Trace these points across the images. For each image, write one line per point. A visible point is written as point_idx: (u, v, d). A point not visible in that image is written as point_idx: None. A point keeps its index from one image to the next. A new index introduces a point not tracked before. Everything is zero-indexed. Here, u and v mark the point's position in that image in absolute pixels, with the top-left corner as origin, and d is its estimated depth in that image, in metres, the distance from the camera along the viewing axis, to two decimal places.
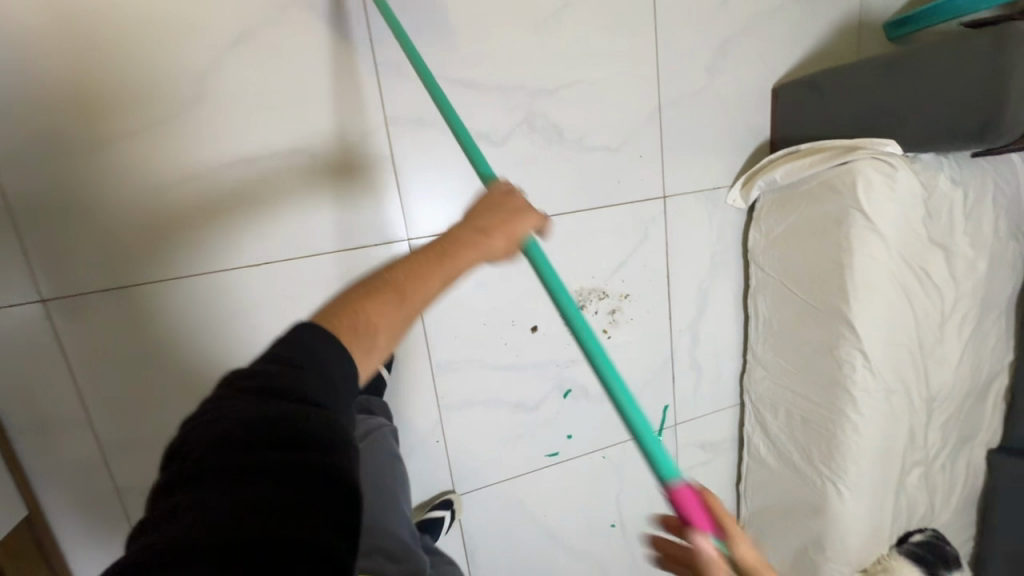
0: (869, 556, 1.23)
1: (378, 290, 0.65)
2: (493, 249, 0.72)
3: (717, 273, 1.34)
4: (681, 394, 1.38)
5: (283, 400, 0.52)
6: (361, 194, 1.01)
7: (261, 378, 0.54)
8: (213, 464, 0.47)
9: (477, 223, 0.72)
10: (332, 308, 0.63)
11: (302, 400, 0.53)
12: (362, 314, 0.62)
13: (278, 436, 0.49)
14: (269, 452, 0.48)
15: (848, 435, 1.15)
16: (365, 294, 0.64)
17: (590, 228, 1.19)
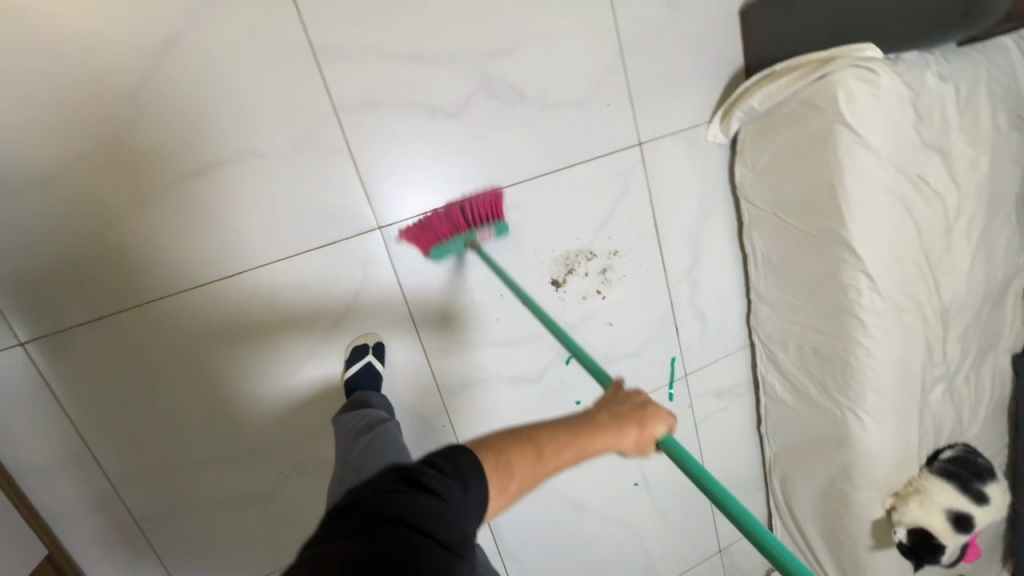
0: (899, 479, 1.19)
1: (526, 441, 0.68)
2: (623, 441, 0.70)
3: (708, 215, 1.29)
4: (687, 344, 1.35)
5: (422, 483, 0.57)
6: (322, 187, 0.98)
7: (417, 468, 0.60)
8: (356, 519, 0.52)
9: (619, 411, 0.74)
10: (487, 445, 0.67)
11: (435, 490, 0.57)
12: (510, 460, 0.65)
13: (406, 509, 0.53)
14: (397, 519, 0.52)
15: (862, 360, 1.10)
16: (514, 443, 0.67)
17: (567, 189, 1.15)
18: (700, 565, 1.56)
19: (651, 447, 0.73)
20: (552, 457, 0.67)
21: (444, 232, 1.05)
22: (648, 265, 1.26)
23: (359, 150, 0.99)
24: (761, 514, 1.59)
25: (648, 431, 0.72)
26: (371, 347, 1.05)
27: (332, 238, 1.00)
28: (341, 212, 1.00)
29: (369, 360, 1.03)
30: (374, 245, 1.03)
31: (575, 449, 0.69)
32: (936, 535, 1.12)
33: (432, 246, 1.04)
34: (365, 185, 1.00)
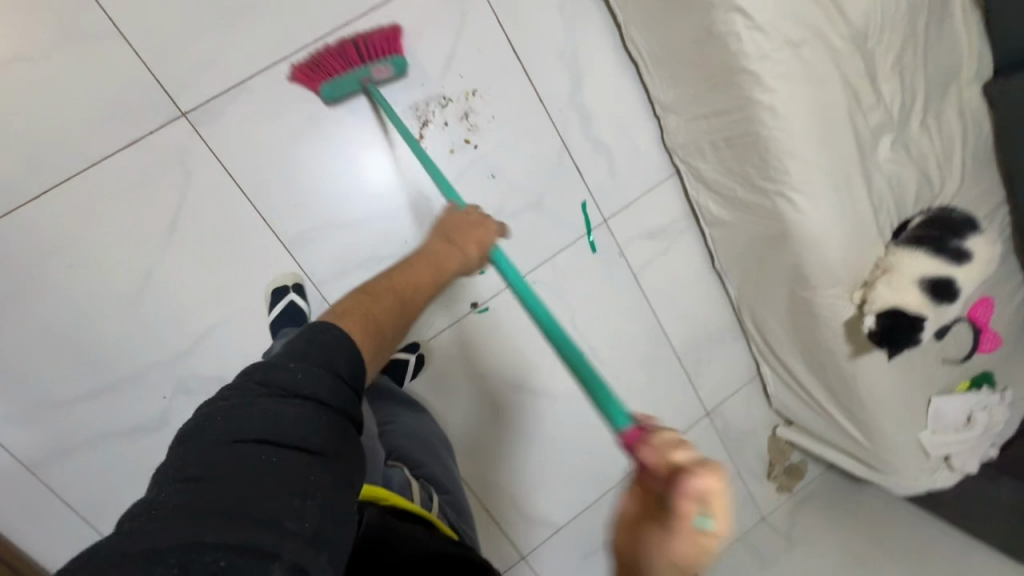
0: (862, 265, 0.99)
1: (376, 294, 0.72)
2: (469, 262, 0.82)
3: (579, 27, 1.11)
4: (596, 184, 1.19)
5: (307, 429, 0.53)
6: (107, 80, 0.90)
7: (300, 384, 0.55)
8: (220, 468, 0.49)
9: (449, 238, 0.83)
10: (345, 310, 0.66)
11: (326, 443, 0.53)
12: (375, 318, 0.67)
13: (280, 469, 0.49)
14: (264, 483, 0.48)
15: (769, 125, 0.91)
16: (371, 302, 0.70)
17: (393, 29, 1.02)
18: (689, 433, 1.40)
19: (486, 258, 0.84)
20: (413, 296, 0.76)
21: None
22: (520, 101, 1.11)
23: (131, 30, 0.90)
24: (748, 367, 1.41)
25: (478, 236, 0.83)
26: (291, 288, 1.03)
27: (137, 135, 0.93)
28: (139, 104, 0.92)
29: (292, 299, 1.01)
30: (186, 134, 0.95)
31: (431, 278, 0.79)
32: (911, 312, 0.91)
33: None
34: (153, 69, 0.92)
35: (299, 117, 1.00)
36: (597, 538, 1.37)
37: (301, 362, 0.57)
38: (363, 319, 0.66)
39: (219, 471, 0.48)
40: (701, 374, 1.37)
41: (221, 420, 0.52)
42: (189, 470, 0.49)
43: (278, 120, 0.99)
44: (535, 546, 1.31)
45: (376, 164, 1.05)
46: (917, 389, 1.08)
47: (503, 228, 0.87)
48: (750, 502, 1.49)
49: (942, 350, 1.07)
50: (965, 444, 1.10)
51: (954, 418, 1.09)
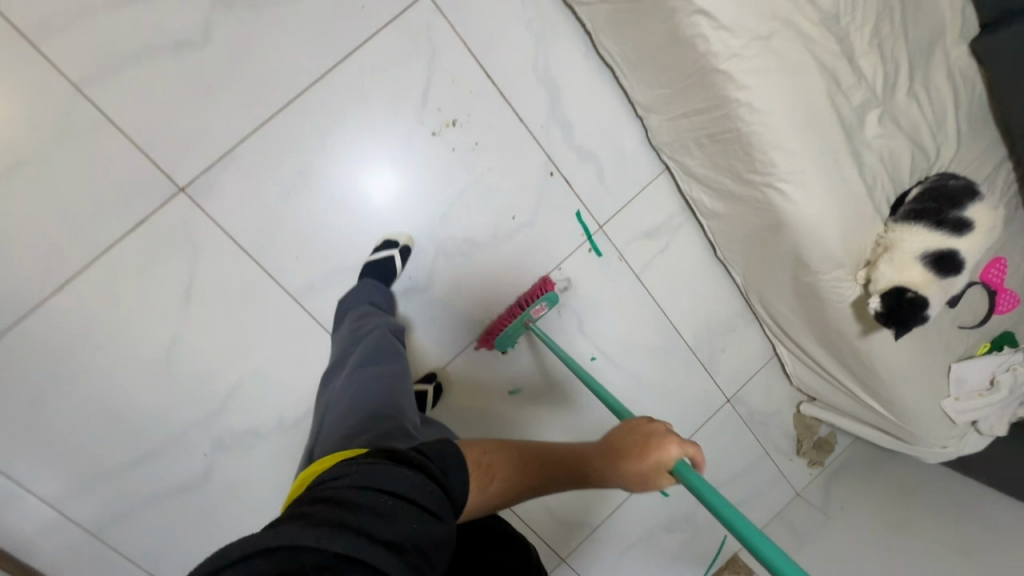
0: (863, 244, 0.98)
1: (516, 452, 0.63)
2: (624, 468, 0.61)
3: (550, 41, 1.11)
4: (587, 192, 1.20)
5: (427, 491, 0.49)
6: (106, 168, 0.95)
7: (424, 461, 0.53)
8: (346, 505, 0.45)
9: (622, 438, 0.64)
10: (482, 449, 0.61)
11: (439, 509, 0.49)
12: (488, 462, 0.59)
13: (403, 521, 0.46)
14: (386, 526, 0.44)
15: (749, 120, 0.90)
16: (503, 453, 0.61)
17: (366, 74, 1.04)
18: (712, 421, 1.41)
19: (665, 475, 0.64)
20: (538, 468, 0.62)
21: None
22: (500, 123, 1.12)
23: (120, 117, 0.94)
24: (764, 348, 1.41)
25: (650, 455, 0.61)
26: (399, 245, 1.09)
27: (142, 214, 0.98)
28: (140, 185, 0.97)
29: (392, 256, 1.07)
30: (187, 207, 0.99)
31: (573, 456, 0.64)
32: (916, 289, 0.91)
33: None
34: (146, 151, 0.96)
35: (312, 162, 1.04)
36: (635, 532, 1.40)
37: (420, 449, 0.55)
38: (479, 460, 0.59)
39: (343, 508, 0.44)
40: (717, 362, 1.38)
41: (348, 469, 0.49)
42: (309, 506, 0.45)
43: (269, 179, 1.03)
44: (574, 547, 1.35)
45: (399, 180, 1.09)
46: (934, 358, 1.07)
47: (694, 448, 0.63)
48: (783, 480, 1.50)
49: (956, 316, 1.06)
50: (993, 406, 1.08)
51: (977, 382, 1.08)
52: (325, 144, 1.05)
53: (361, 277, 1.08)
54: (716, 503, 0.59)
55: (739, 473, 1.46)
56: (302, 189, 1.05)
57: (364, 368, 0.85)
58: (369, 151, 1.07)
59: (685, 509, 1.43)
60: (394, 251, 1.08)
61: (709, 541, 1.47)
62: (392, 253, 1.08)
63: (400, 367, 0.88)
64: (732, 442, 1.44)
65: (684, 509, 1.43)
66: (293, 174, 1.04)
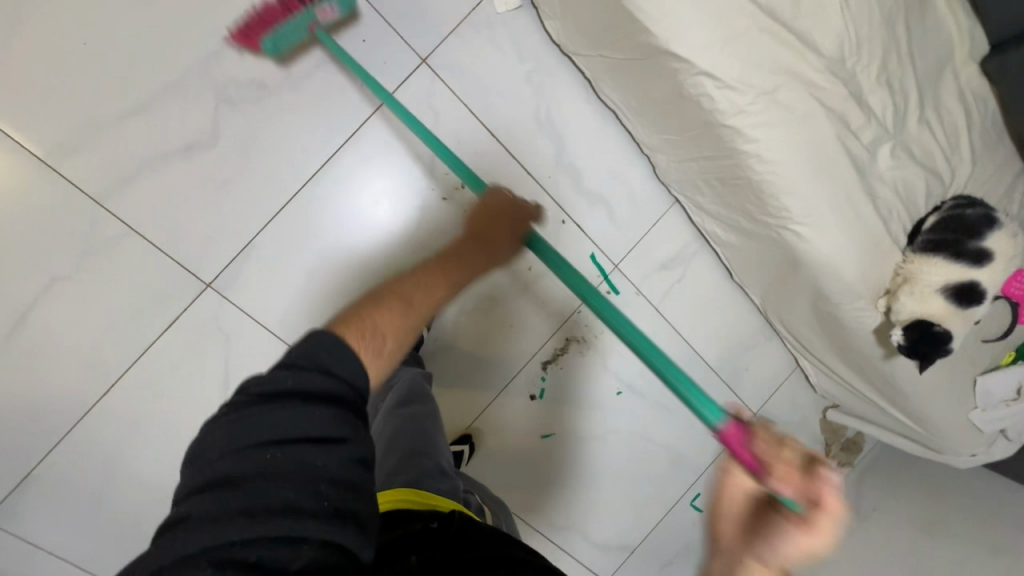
0: (882, 275, 0.98)
1: (391, 291, 0.69)
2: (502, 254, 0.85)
3: (550, 90, 1.11)
4: (600, 233, 1.21)
5: (315, 422, 0.51)
6: (134, 275, 0.98)
7: (296, 387, 0.53)
8: (233, 482, 0.48)
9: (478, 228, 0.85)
10: (351, 318, 0.63)
11: (338, 427, 0.52)
12: (377, 326, 0.63)
13: (294, 467, 0.49)
14: (287, 482, 0.49)
15: (760, 170, 0.90)
16: (388, 307, 0.66)
17: (372, 149, 1.05)
18: None
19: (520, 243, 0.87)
20: (417, 304, 0.69)
21: (274, 15, 0.91)
22: (508, 178, 1.13)
23: (143, 224, 0.96)
24: (786, 360, 1.42)
25: (512, 227, 0.85)
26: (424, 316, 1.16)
27: (175, 313, 1.01)
28: (169, 286, 0.99)
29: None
30: (215, 301, 1.02)
31: (444, 275, 0.75)
32: (937, 322, 0.92)
33: (262, 38, 0.91)
34: (170, 253, 0.98)
35: (324, 222, 1.05)
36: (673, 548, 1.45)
37: (288, 367, 0.54)
38: (358, 328, 0.62)
39: (234, 476, 0.48)
40: (740, 379, 1.40)
41: (219, 434, 0.50)
42: (204, 483, 0.49)
43: (290, 264, 1.05)
44: (615, 569, 1.40)
45: (386, 201, 1.07)
46: (959, 374, 1.08)
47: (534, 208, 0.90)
48: None
49: (979, 330, 1.06)
50: (1019, 414, 1.10)
51: (1004, 393, 1.09)
52: (333, 205, 1.05)
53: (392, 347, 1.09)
54: (597, 305, 0.69)
55: None
56: (321, 252, 1.06)
57: (398, 409, 0.95)
58: (378, 202, 1.07)
59: None
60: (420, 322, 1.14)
61: None
62: None
63: (431, 412, 0.95)
64: None
65: None
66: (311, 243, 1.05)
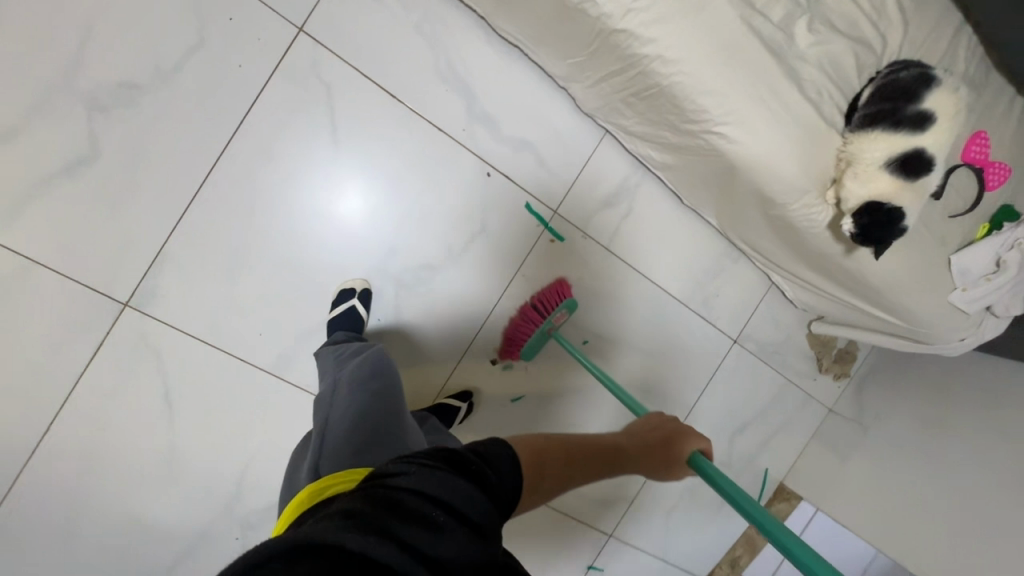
0: (826, 163, 0.90)
1: (564, 444, 0.56)
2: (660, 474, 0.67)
3: (446, 37, 1.04)
4: (532, 180, 1.14)
5: (481, 511, 0.42)
6: (46, 309, 0.94)
7: (485, 469, 0.45)
8: (399, 512, 0.39)
9: (647, 433, 0.69)
10: (528, 438, 0.54)
11: (490, 528, 0.43)
12: (546, 466, 0.52)
13: (446, 545, 0.39)
14: (437, 550, 0.38)
15: (665, 72, 0.83)
16: (557, 445, 0.55)
17: (268, 132, 0.99)
18: (724, 365, 1.37)
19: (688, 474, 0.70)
20: (578, 468, 0.56)
21: (525, 333, 1.16)
22: (421, 139, 1.07)
23: (40, 254, 0.92)
24: (758, 280, 1.35)
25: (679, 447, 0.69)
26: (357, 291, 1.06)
27: (98, 339, 0.97)
28: (86, 312, 0.96)
29: (354, 305, 1.04)
30: (138, 319, 0.98)
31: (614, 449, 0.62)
32: (888, 202, 0.85)
33: (521, 349, 1.17)
34: (77, 279, 0.95)
35: (245, 213, 1.01)
36: (674, 490, 1.40)
37: (483, 451, 0.47)
38: (533, 452, 0.52)
39: (400, 503, 0.39)
40: (714, 308, 1.34)
41: (401, 469, 0.43)
42: (365, 501, 0.40)
43: (208, 268, 1.01)
44: (618, 522, 1.37)
45: (338, 165, 1.04)
46: (932, 257, 1.00)
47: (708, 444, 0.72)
48: (812, 403, 1.46)
49: (944, 205, 0.98)
50: (1004, 287, 1.02)
51: (982, 268, 1.01)
52: (255, 193, 1.01)
53: (333, 333, 1.03)
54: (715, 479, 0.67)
55: (765, 408, 1.43)
56: (250, 242, 1.02)
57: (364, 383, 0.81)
58: (299, 185, 1.03)
59: (720, 457, 1.42)
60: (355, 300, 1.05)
61: (752, 480, 1.46)
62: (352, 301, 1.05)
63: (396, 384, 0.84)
64: (750, 379, 1.41)
65: (719, 457, 1.42)
66: (232, 238, 1.01)
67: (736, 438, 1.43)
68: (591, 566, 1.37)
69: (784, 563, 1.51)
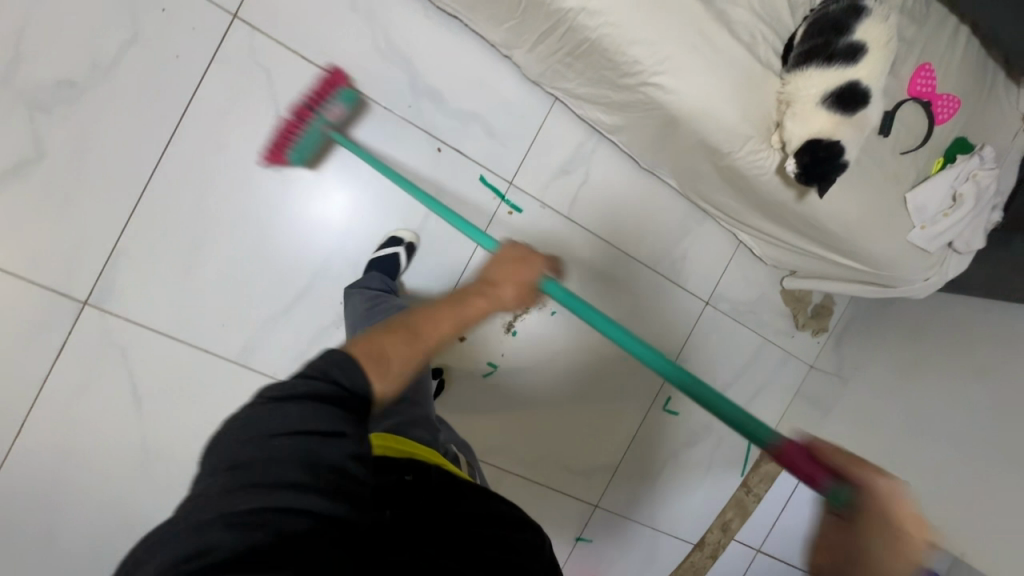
0: (765, 105, 0.90)
1: (404, 326, 0.59)
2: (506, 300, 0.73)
3: (383, 14, 1.04)
4: (485, 153, 1.14)
5: (319, 420, 0.47)
6: (5, 312, 0.95)
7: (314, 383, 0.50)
8: (244, 463, 0.45)
9: (496, 271, 0.74)
10: (367, 337, 0.57)
11: (341, 423, 0.48)
12: (384, 346, 0.56)
13: (295, 460, 0.45)
14: (292, 470, 0.45)
15: (595, 25, 0.83)
16: (394, 329, 0.58)
17: (214, 121, 1.00)
18: (698, 328, 1.37)
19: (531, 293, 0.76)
20: (429, 334, 0.60)
21: (291, 130, 1.00)
22: (368, 119, 1.07)
23: None
24: (726, 239, 1.34)
25: (519, 275, 0.74)
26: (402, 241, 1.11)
27: (61, 339, 0.98)
28: (46, 312, 0.97)
29: (397, 253, 1.08)
30: (99, 316, 0.99)
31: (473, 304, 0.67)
32: (829, 138, 0.83)
33: (288, 151, 1.01)
34: (34, 280, 0.95)
35: (196, 202, 1.01)
36: (659, 457, 1.40)
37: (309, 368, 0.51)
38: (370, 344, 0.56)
39: (241, 452, 0.46)
40: (683, 271, 1.33)
41: (233, 426, 0.48)
42: (218, 463, 0.46)
43: (165, 261, 1.01)
44: (604, 492, 1.37)
45: None
46: (886, 196, 0.99)
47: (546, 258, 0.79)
48: (793, 360, 1.46)
49: (895, 141, 0.97)
50: (962, 223, 1.01)
51: (939, 204, 1.00)
52: (205, 181, 1.01)
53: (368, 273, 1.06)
54: (598, 323, 0.74)
55: (744, 368, 1.42)
56: (205, 232, 1.03)
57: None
58: (249, 171, 1.03)
59: (702, 421, 1.41)
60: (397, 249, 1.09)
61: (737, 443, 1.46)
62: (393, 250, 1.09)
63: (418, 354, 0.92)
64: (727, 341, 1.40)
65: (701, 421, 1.41)
66: (188, 228, 1.02)
67: None
68: (579, 538, 1.37)
69: (776, 524, 1.51)
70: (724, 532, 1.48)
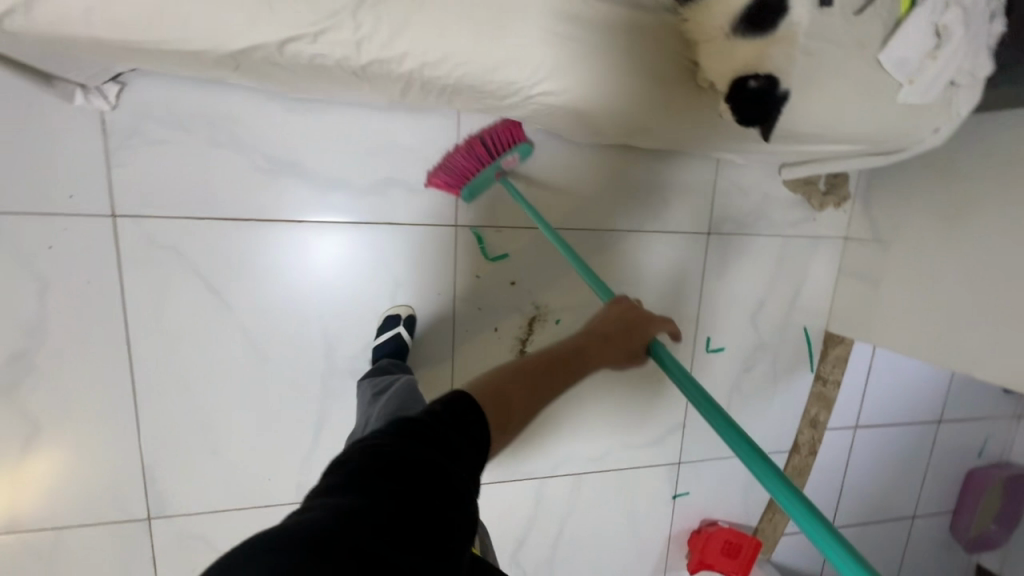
0: (675, 47, 0.78)
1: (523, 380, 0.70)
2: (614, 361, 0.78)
3: (249, 132, 0.95)
4: (415, 209, 1.07)
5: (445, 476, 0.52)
6: (92, 554, 1.04)
7: (424, 434, 0.55)
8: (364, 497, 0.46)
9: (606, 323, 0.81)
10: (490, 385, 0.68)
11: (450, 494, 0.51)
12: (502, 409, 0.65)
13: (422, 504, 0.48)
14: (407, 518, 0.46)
15: (442, 70, 0.72)
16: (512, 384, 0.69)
17: (153, 317, 0.98)
18: (711, 261, 1.27)
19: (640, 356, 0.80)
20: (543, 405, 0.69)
21: (471, 169, 1.05)
22: (289, 237, 1.02)
23: (56, 520, 1.01)
24: (702, 161, 1.21)
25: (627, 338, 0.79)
26: (401, 317, 1.08)
27: (150, 550, 1.07)
28: (122, 539, 1.05)
29: (398, 333, 1.06)
30: (166, 522, 1.07)
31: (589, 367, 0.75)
32: (754, 72, 0.75)
33: (462, 188, 1.06)
34: (98, 521, 1.03)
35: (180, 391, 1.02)
36: (722, 392, 1.36)
37: (432, 414, 0.59)
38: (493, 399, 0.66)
39: (356, 473, 0.49)
40: (671, 214, 1.22)
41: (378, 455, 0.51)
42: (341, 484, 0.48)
43: (190, 452, 1.05)
44: (681, 447, 1.37)
45: (207, 282, 1.00)
46: (852, 72, 0.83)
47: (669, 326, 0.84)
48: (820, 242, 1.34)
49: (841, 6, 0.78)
50: (959, 55, 0.83)
51: (920, 49, 0.82)
52: (176, 369, 1.01)
53: (377, 360, 1.05)
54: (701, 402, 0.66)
55: (775, 273, 1.33)
56: (195, 408, 1.04)
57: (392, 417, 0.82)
58: (199, 332, 1.01)
59: (751, 343, 1.35)
60: (401, 327, 1.07)
61: (796, 345, 1.39)
62: (398, 329, 1.07)
63: None
64: (745, 256, 1.29)
65: (750, 343, 1.35)
66: (188, 417, 1.04)
67: (760, 317, 1.34)
68: (676, 495, 1.40)
69: (865, 399, 1.46)
70: (815, 428, 1.44)
